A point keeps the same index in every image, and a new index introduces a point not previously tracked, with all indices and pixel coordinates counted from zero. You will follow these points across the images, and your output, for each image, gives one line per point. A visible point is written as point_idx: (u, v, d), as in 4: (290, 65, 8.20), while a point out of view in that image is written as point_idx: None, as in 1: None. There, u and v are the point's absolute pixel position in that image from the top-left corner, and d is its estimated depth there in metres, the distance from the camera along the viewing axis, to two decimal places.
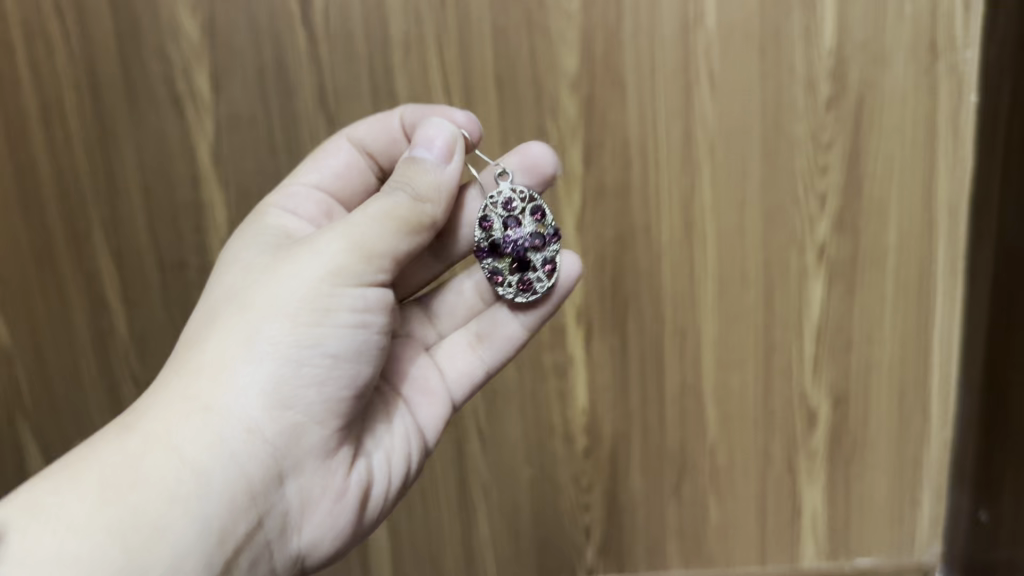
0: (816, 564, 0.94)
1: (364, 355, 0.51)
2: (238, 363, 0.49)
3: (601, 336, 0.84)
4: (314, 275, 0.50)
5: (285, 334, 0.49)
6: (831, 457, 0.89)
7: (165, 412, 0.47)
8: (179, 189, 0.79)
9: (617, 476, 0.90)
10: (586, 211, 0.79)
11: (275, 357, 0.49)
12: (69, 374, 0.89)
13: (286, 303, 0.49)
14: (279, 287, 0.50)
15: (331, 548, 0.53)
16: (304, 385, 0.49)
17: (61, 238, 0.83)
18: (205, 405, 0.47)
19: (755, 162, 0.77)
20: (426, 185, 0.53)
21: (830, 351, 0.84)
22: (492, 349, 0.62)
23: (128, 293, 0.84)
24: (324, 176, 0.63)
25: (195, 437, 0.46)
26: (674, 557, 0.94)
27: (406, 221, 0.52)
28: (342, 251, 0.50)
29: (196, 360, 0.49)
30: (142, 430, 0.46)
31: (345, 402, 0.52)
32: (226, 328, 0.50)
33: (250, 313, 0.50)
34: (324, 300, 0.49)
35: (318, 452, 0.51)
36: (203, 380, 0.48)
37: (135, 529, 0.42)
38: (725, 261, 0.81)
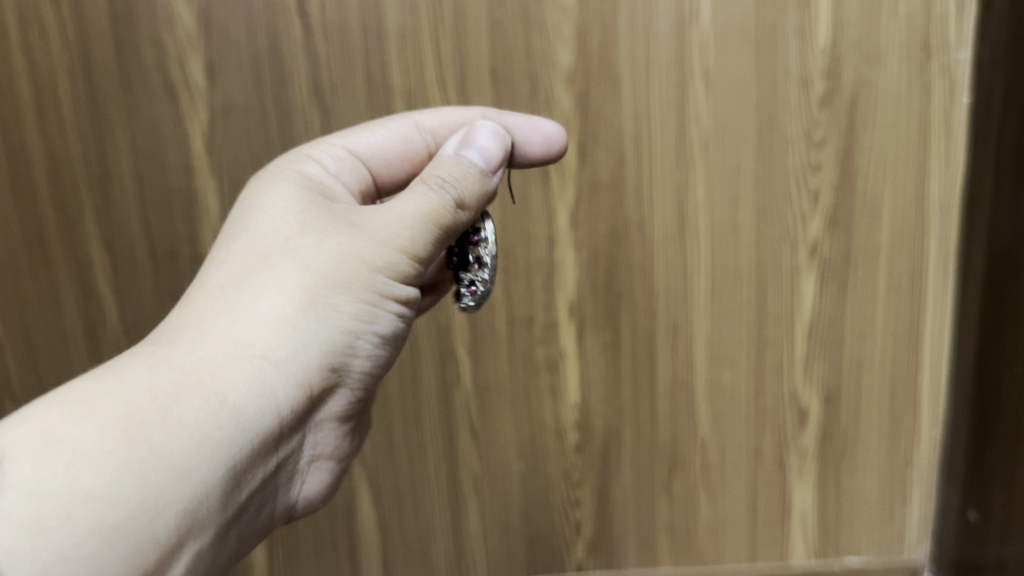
0: (804, 561, 0.94)
1: (393, 338, 0.52)
2: (295, 320, 0.47)
3: (594, 331, 0.84)
4: (376, 257, 0.49)
5: (342, 305, 0.48)
6: (821, 456, 0.89)
7: (203, 349, 0.44)
8: (172, 178, 0.79)
9: (607, 471, 0.90)
10: (580, 205, 0.79)
11: (328, 322, 0.48)
12: (60, 363, 0.89)
13: (350, 277, 0.48)
14: (336, 251, 0.49)
15: (305, 506, 0.53)
16: (344, 354, 0.49)
17: (53, 224, 0.83)
18: (257, 353, 0.45)
19: (748, 159, 0.77)
20: (473, 191, 0.53)
21: (821, 349, 0.85)
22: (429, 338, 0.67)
23: (120, 282, 0.84)
24: (369, 149, 0.61)
25: (245, 386, 0.44)
26: (664, 554, 0.95)
27: (452, 225, 0.52)
28: (403, 242, 0.50)
29: (242, 303, 0.47)
30: (185, 364, 0.43)
31: (365, 373, 0.52)
32: (280, 280, 0.48)
33: (307, 272, 0.48)
34: (380, 286, 0.49)
35: (333, 416, 0.51)
36: (248, 328, 0.46)
37: (164, 470, 0.39)
38: (717, 258, 0.81)
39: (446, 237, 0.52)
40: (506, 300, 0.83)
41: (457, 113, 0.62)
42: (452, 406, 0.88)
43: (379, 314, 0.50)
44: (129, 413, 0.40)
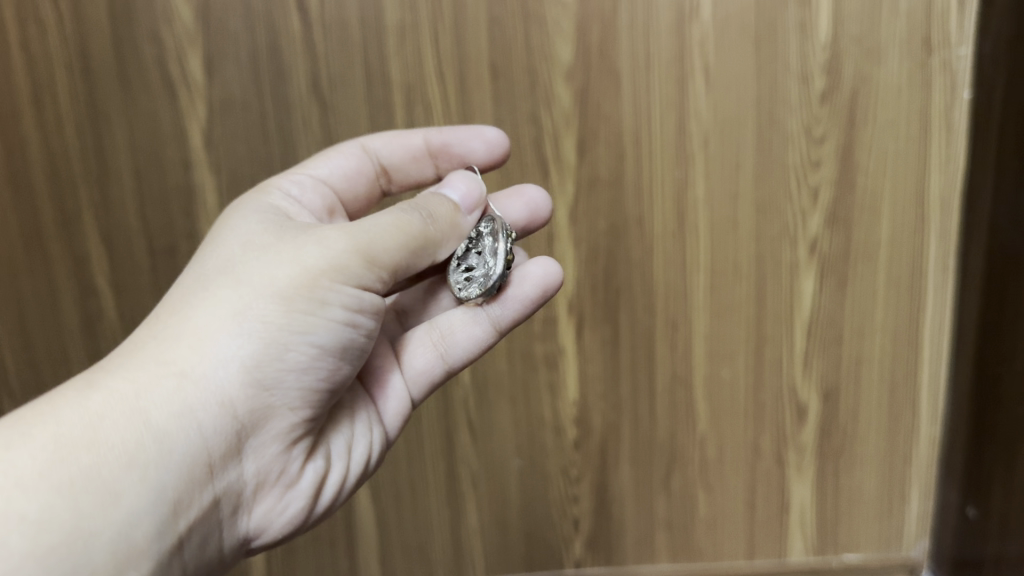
0: (803, 558, 0.94)
1: (348, 351, 0.49)
2: (228, 336, 0.45)
3: (593, 327, 0.84)
4: (314, 262, 0.46)
5: (274, 316, 0.45)
6: (820, 452, 0.89)
7: (135, 371, 0.43)
8: (171, 174, 0.79)
9: (606, 467, 0.90)
10: (579, 201, 0.79)
11: (260, 334, 0.45)
12: (58, 359, 0.88)
13: (282, 286, 0.46)
14: (276, 265, 0.47)
15: (278, 534, 0.50)
16: (286, 369, 0.46)
17: (51, 220, 0.83)
18: (180, 371, 0.43)
19: (748, 155, 0.77)
20: (446, 219, 0.54)
21: (820, 346, 0.84)
22: (456, 348, 0.59)
23: (118, 278, 0.84)
24: (331, 174, 0.61)
25: (167, 404, 0.42)
26: (662, 550, 0.94)
27: (416, 240, 0.51)
28: (346, 247, 0.47)
29: (182, 324, 0.45)
30: (112, 389, 0.42)
31: (323, 391, 0.48)
32: (215, 298, 0.46)
33: (242, 287, 0.46)
34: (320, 292, 0.46)
35: (286, 437, 0.47)
36: (182, 348, 0.44)
37: (88, 492, 0.39)
38: (717, 254, 0.81)
39: (408, 252, 0.50)
40: None
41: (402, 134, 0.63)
42: (450, 403, 0.88)
43: (322, 324, 0.46)
44: (54, 437, 0.40)
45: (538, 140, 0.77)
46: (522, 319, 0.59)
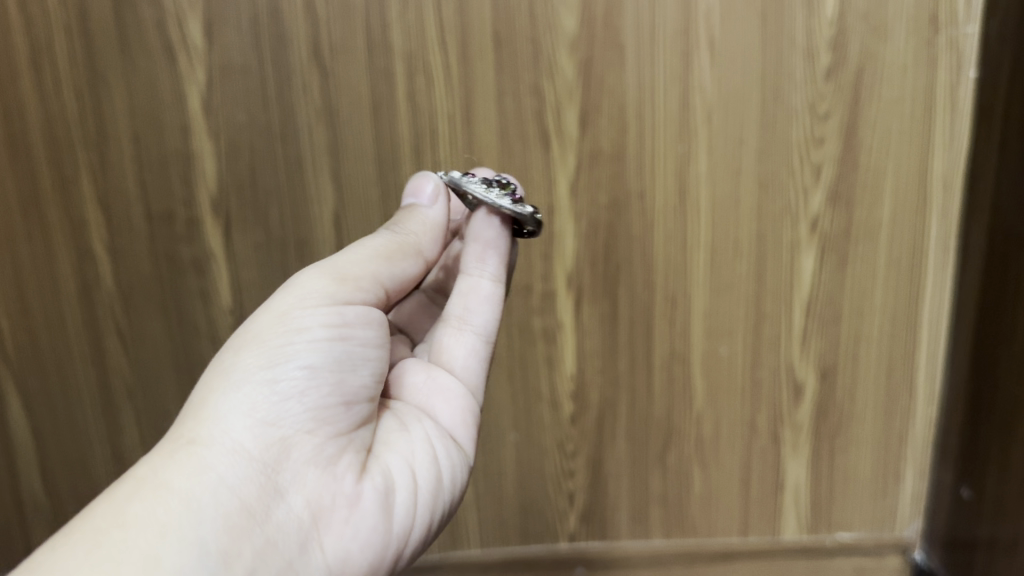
0: (796, 537, 0.95)
1: (347, 365, 0.49)
2: (222, 394, 0.45)
3: (591, 302, 0.83)
4: (281, 306, 0.48)
5: (253, 359, 0.46)
6: (817, 430, 0.89)
7: (151, 458, 0.43)
8: (170, 139, 0.78)
9: (602, 442, 0.90)
10: (580, 174, 0.78)
11: (251, 380, 0.46)
12: (53, 324, 0.87)
13: (257, 335, 0.47)
14: (248, 327, 0.48)
15: (365, 560, 0.46)
16: (286, 400, 0.46)
17: (48, 185, 0.81)
18: (189, 440, 0.43)
19: (752, 131, 0.77)
20: (409, 223, 0.55)
21: (819, 324, 0.84)
22: (477, 312, 0.57)
23: (116, 243, 0.83)
24: None
25: (184, 469, 0.42)
26: (656, 527, 0.95)
27: (386, 250, 0.53)
28: (312, 282, 0.49)
29: (185, 409, 0.46)
30: (132, 477, 0.42)
31: (336, 409, 0.48)
32: (205, 375, 0.47)
33: (223, 357, 0.47)
34: (290, 321, 0.47)
35: (317, 459, 0.46)
36: (186, 422, 0.45)
37: (125, 560, 0.37)
38: (717, 231, 0.80)
39: (384, 262, 0.52)
40: None
41: None
42: None
43: (302, 346, 0.47)
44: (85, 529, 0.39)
45: (541, 112, 0.76)
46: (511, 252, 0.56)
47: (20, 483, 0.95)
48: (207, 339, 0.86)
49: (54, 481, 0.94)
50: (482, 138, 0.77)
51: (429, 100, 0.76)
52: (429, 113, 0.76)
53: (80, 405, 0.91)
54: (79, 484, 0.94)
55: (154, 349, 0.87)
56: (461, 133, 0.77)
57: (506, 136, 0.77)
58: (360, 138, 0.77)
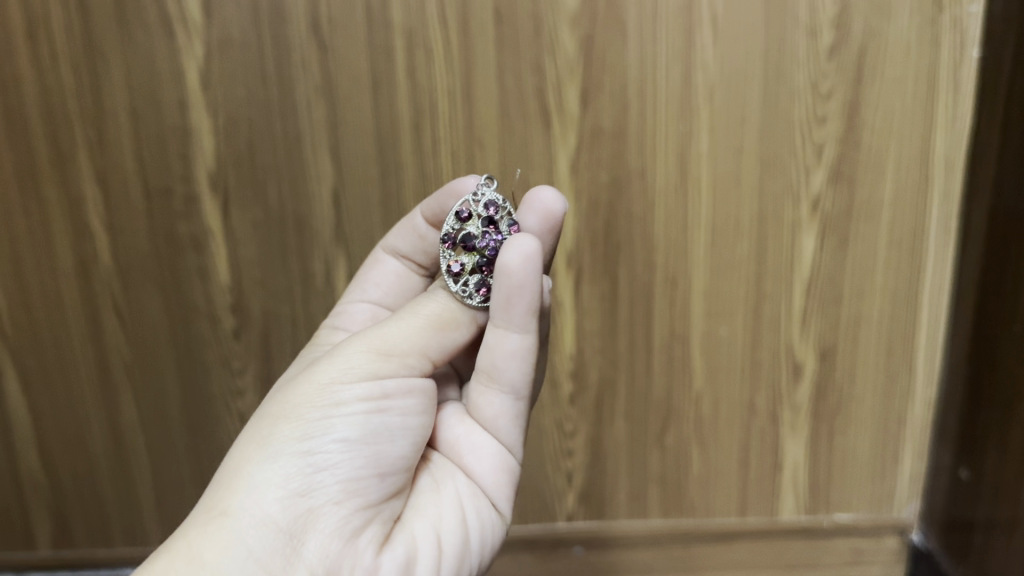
0: (794, 517, 0.95)
1: (385, 435, 0.48)
2: (255, 463, 0.46)
3: (592, 282, 0.83)
4: (325, 376, 0.48)
5: (290, 431, 0.46)
6: (815, 410, 0.89)
7: (187, 528, 0.44)
8: (168, 114, 0.78)
9: (601, 422, 0.90)
10: (581, 152, 0.78)
11: (286, 452, 0.46)
12: (50, 301, 0.87)
13: (296, 405, 0.47)
14: (288, 393, 0.49)
15: None
16: (319, 472, 0.46)
17: (45, 161, 0.81)
18: (224, 510, 0.44)
19: (754, 110, 0.76)
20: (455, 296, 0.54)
21: (819, 304, 0.84)
22: (506, 365, 0.52)
23: (113, 220, 0.82)
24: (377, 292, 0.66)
25: (213, 543, 0.43)
26: (655, 507, 0.95)
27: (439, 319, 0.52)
28: (358, 353, 0.49)
29: (222, 474, 0.47)
30: (167, 550, 0.43)
31: (371, 479, 0.48)
32: (246, 440, 0.48)
33: (263, 422, 0.48)
34: (332, 393, 0.47)
35: (345, 531, 0.46)
36: (221, 491, 0.45)
37: None
38: (718, 210, 0.80)
39: (434, 334, 0.52)
40: None
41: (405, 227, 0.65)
42: None
43: (338, 418, 0.47)
44: None
45: (542, 89, 0.75)
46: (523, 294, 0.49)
47: (17, 461, 0.94)
48: (205, 317, 0.86)
49: (51, 458, 0.94)
50: (482, 114, 0.76)
51: (429, 76, 0.75)
52: (429, 90, 0.76)
53: (78, 383, 0.90)
54: (77, 461, 0.94)
55: (152, 327, 0.87)
56: (461, 110, 0.76)
57: (506, 113, 0.76)
58: (359, 114, 0.77)
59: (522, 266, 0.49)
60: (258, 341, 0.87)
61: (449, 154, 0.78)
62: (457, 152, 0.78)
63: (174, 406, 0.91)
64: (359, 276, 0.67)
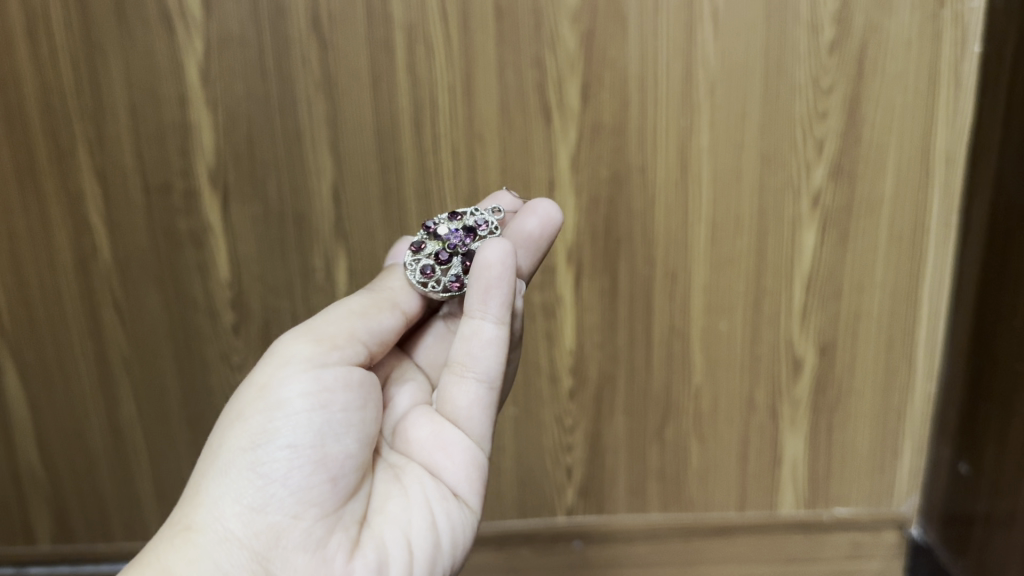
0: (793, 511, 0.95)
1: (336, 433, 0.49)
2: (211, 478, 0.47)
3: (592, 277, 0.83)
4: (265, 377, 0.49)
5: (239, 440, 0.48)
6: (814, 405, 0.89)
7: (155, 545, 0.46)
8: (167, 109, 0.77)
9: (600, 417, 0.90)
10: (581, 147, 0.77)
11: (240, 461, 0.47)
12: (49, 297, 0.86)
13: (242, 414, 0.48)
14: (240, 399, 0.50)
15: None
16: (271, 480, 0.47)
17: (44, 156, 0.80)
18: (185, 526, 0.46)
19: (755, 105, 0.76)
20: (387, 282, 0.56)
21: (819, 299, 0.84)
22: (479, 353, 0.53)
23: (112, 215, 0.82)
24: None
25: (172, 557, 0.45)
26: (654, 501, 0.95)
27: (366, 308, 0.53)
28: (296, 349, 0.50)
29: (187, 489, 0.49)
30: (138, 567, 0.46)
31: (328, 481, 0.48)
32: (207, 452, 0.49)
33: (221, 431, 0.49)
34: (272, 398, 0.48)
35: (304, 536, 0.47)
36: (184, 508, 0.47)
37: None
38: (718, 205, 0.80)
39: (361, 319, 0.52)
40: None
41: None
42: None
43: (284, 421, 0.48)
44: None
45: (542, 84, 0.75)
46: (500, 292, 0.53)
47: (16, 456, 0.94)
48: (204, 312, 0.86)
49: (50, 453, 0.94)
50: (482, 109, 0.76)
51: (429, 72, 0.75)
52: (428, 85, 0.76)
53: (77, 378, 0.90)
54: (76, 456, 0.94)
55: (151, 322, 0.87)
56: (461, 105, 0.76)
57: (506, 108, 0.76)
58: (359, 110, 0.77)
59: (502, 257, 0.52)
60: (258, 336, 0.87)
61: (449, 149, 0.78)
62: (457, 148, 0.78)
63: (174, 401, 0.91)
64: None
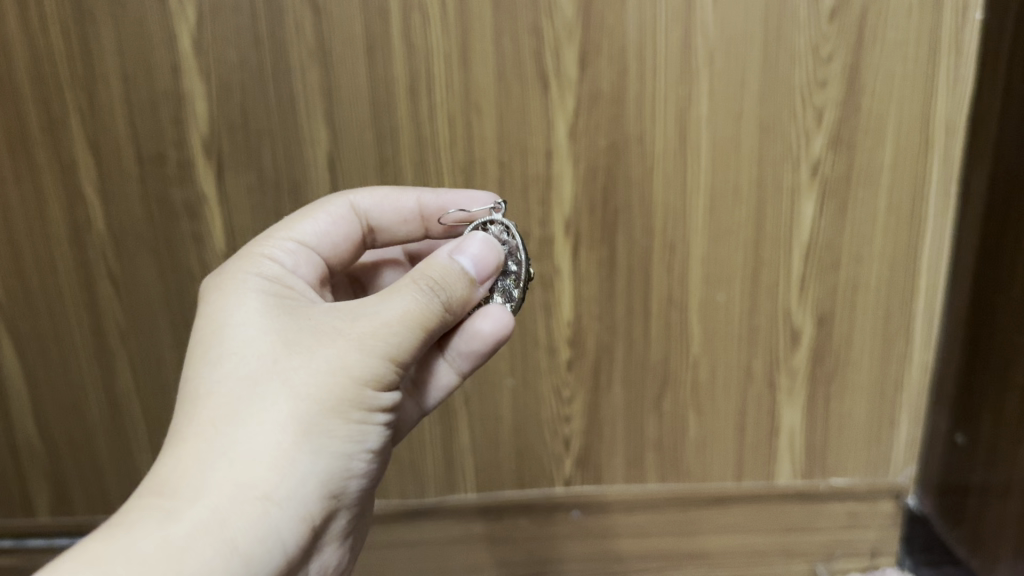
0: (790, 481, 0.95)
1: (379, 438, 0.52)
2: (292, 452, 0.46)
3: (589, 247, 0.83)
4: (364, 372, 0.49)
5: (332, 429, 0.48)
6: (811, 375, 0.89)
7: (222, 498, 0.44)
8: (160, 78, 0.77)
9: (598, 388, 0.90)
10: (579, 116, 0.77)
11: (326, 447, 0.48)
12: (44, 268, 0.86)
13: (336, 397, 0.48)
14: (325, 371, 0.48)
15: None
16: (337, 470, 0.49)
17: (36, 125, 0.80)
18: (268, 494, 0.45)
19: (754, 73, 0.75)
20: (458, 300, 0.54)
21: (818, 269, 0.84)
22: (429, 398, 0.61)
23: (106, 185, 0.82)
24: (320, 239, 0.62)
25: (258, 531, 0.44)
26: (652, 471, 0.95)
27: (435, 334, 0.53)
28: (391, 357, 0.50)
29: (247, 436, 0.46)
30: (202, 516, 0.43)
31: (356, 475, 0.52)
32: (273, 405, 0.47)
33: (297, 396, 0.47)
34: (369, 399, 0.49)
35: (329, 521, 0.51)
36: (259, 469, 0.45)
37: None
38: (716, 175, 0.79)
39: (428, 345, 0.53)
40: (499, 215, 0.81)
41: (391, 197, 0.66)
42: None
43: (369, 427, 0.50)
44: None
45: (539, 52, 0.75)
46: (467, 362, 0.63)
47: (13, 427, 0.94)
48: (200, 282, 0.86)
49: (47, 424, 0.94)
50: (477, 78, 0.75)
51: (425, 39, 0.74)
52: (424, 54, 0.75)
53: (73, 349, 0.90)
54: (74, 427, 0.94)
55: (147, 293, 0.86)
56: (457, 74, 0.75)
57: (504, 76, 0.75)
58: (354, 79, 0.76)
59: None
60: None
61: (446, 119, 0.77)
62: (453, 117, 0.77)
63: (171, 372, 0.90)
64: (294, 217, 0.62)
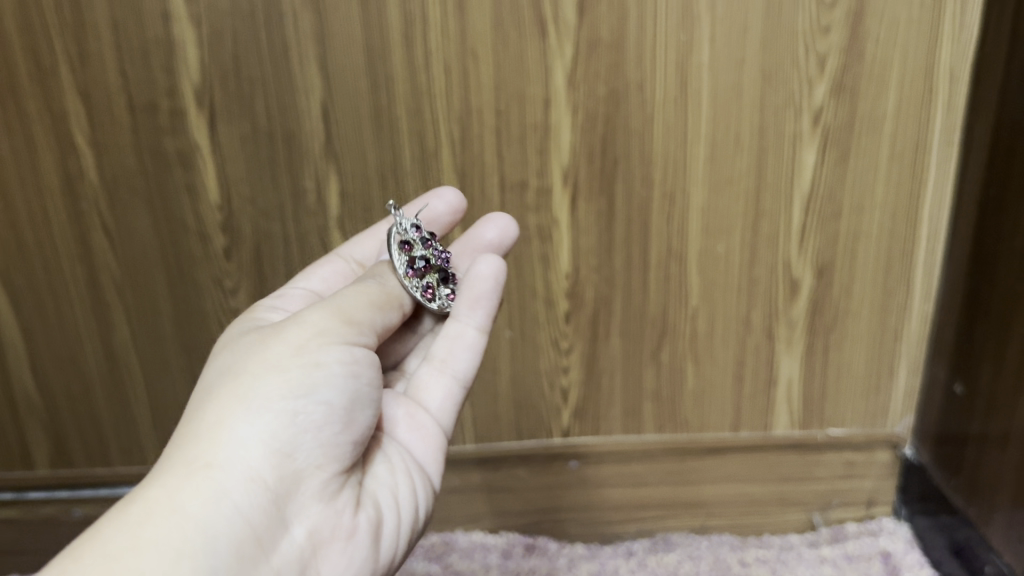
0: (788, 432, 0.95)
1: (357, 403, 0.51)
2: (232, 422, 0.47)
3: (588, 198, 0.82)
4: (300, 336, 0.50)
5: (274, 389, 0.48)
6: (810, 326, 0.89)
7: (167, 475, 0.45)
8: (150, 25, 0.75)
9: (596, 339, 0.90)
10: (577, 64, 0.75)
11: (273, 409, 0.48)
12: (37, 220, 0.85)
13: (273, 363, 0.49)
14: (267, 351, 0.50)
15: None
16: (300, 433, 0.48)
17: (25, 74, 0.78)
18: (205, 463, 0.46)
19: (756, 18, 0.74)
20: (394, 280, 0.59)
21: (818, 218, 0.83)
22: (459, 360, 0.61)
23: (98, 136, 0.80)
24: (315, 282, 0.67)
25: (197, 492, 0.44)
26: (650, 422, 0.95)
27: (377, 301, 0.55)
28: (324, 317, 0.51)
29: (194, 425, 0.48)
30: (145, 496, 0.44)
31: (345, 445, 0.50)
32: (219, 391, 0.49)
33: (240, 377, 0.49)
34: (308, 355, 0.49)
35: (321, 496, 0.49)
36: (202, 444, 0.46)
37: None
38: (717, 123, 0.78)
39: (377, 310, 0.54)
40: (496, 166, 0.80)
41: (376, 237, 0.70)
42: None
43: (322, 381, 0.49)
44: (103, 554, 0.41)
45: None
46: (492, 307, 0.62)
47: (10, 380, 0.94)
48: (195, 234, 0.85)
49: (44, 377, 0.94)
50: (473, 23, 0.74)
51: None
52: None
53: (69, 302, 0.89)
54: (72, 380, 0.94)
55: (142, 245, 0.86)
56: (454, 20, 0.74)
57: (501, 23, 0.74)
58: (348, 26, 0.74)
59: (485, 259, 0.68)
60: (250, 259, 0.86)
61: (442, 67, 0.76)
62: (449, 65, 0.76)
63: (167, 325, 0.90)
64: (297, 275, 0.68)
